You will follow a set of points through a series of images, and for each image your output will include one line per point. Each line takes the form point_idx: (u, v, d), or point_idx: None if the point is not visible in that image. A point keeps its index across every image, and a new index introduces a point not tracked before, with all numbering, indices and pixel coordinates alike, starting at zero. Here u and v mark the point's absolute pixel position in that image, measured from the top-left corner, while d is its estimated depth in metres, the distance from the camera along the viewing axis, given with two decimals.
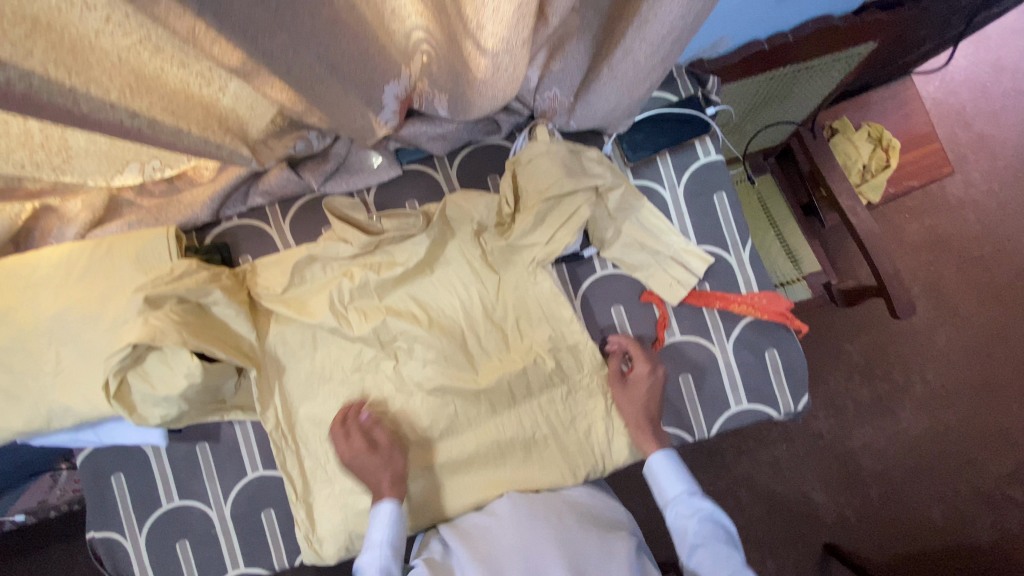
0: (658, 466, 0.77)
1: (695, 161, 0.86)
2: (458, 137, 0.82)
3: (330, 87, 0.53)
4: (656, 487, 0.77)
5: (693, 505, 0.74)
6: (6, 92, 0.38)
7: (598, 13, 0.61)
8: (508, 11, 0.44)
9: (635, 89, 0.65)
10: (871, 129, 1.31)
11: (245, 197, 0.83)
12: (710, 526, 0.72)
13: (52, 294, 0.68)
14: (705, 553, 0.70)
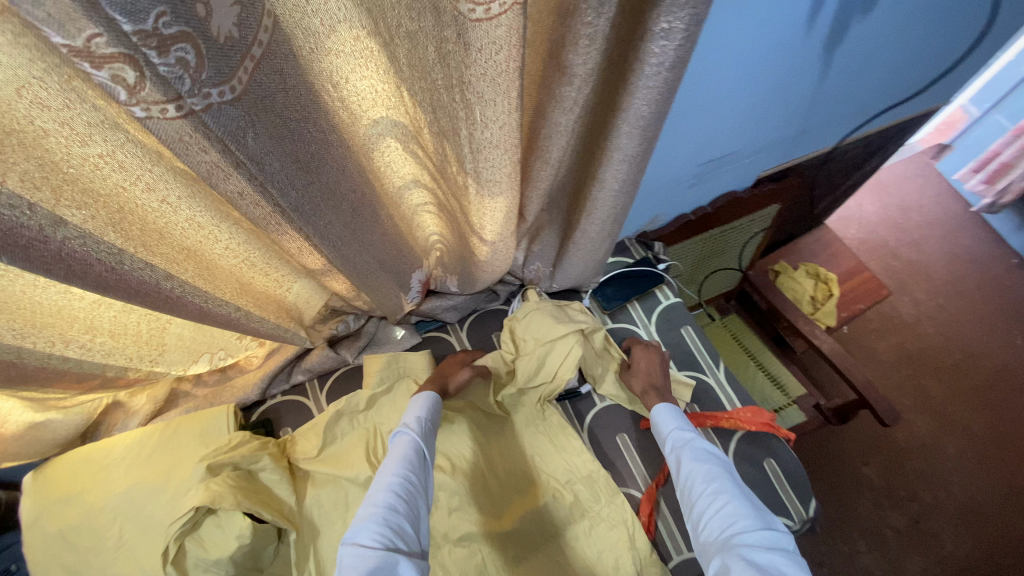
0: (657, 410, 0.87)
1: (659, 303, 1.05)
2: (466, 306, 1.02)
3: (375, 275, 0.72)
4: (656, 428, 0.86)
5: (683, 435, 0.82)
6: (166, 296, 0.54)
7: (560, 211, 0.86)
8: (501, 219, 0.65)
9: (597, 256, 0.85)
10: (807, 267, 1.55)
11: (288, 376, 0.97)
12: (698, 451, 0.79)
13: (123, 474, 0.78)
14: (693, 464, 0.77)
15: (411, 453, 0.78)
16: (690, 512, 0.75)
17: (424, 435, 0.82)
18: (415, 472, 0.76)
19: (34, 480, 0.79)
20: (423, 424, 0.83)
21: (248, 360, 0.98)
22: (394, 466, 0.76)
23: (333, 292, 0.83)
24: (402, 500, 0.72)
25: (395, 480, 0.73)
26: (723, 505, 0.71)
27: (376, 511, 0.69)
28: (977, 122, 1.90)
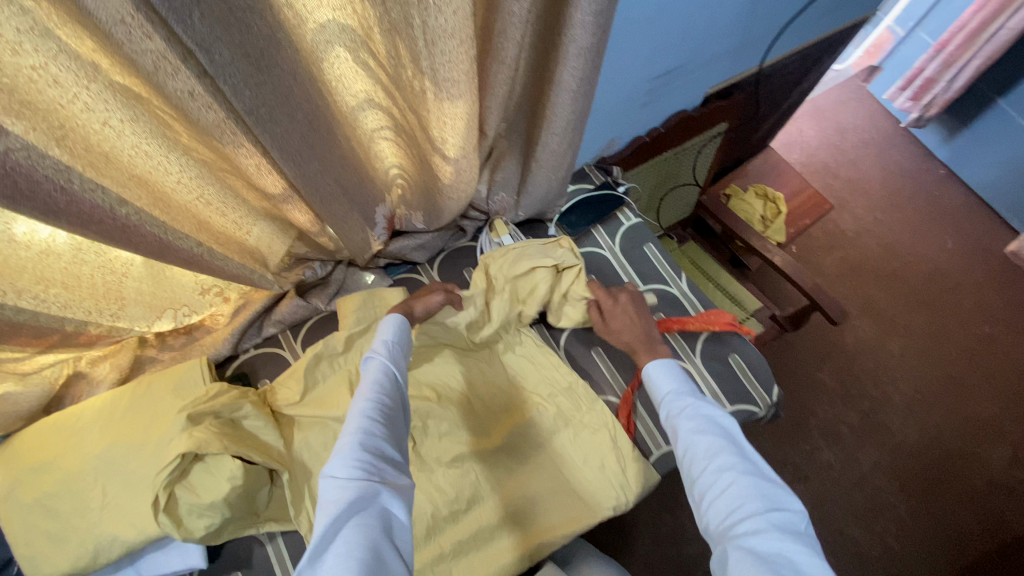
0: (653, 370, 0.83)
1: (622, 225, 1.08)
2: (434, 245, 1.02)
3: (341, 204, 0.71)
4: (653, 390, 0.82)
5: (681, 399, 0.77)
6: (118, 220, 0.52)
7: (519, 134, 0.88)
8: (461, 129, 0.68)
9: (559, 175, 0.87)
10: (757, 188, 1.63)
11: (260, 330, 0.96)
12: (700, 419, 0.73)
13: (97, 435, 0.75)
14: (692, 427, 0.72)
15: (382, 376, 0.75)
16: (689, 482, 0.69)
17: (394, 358, 0.80)
18: (388, 396, 0.73)
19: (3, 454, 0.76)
20: (391, 349, 0.80)
21: (213, 319, 0.95)
22: (367, 392, 0.73)
23: (297, 232, 0.82)
24: (380, 425, 0.68)
25: (368, 406, 0.69)
26: (724, 480, 0.64)
27: (353, 437, 0.65)
28: (900, 44, 2.04)
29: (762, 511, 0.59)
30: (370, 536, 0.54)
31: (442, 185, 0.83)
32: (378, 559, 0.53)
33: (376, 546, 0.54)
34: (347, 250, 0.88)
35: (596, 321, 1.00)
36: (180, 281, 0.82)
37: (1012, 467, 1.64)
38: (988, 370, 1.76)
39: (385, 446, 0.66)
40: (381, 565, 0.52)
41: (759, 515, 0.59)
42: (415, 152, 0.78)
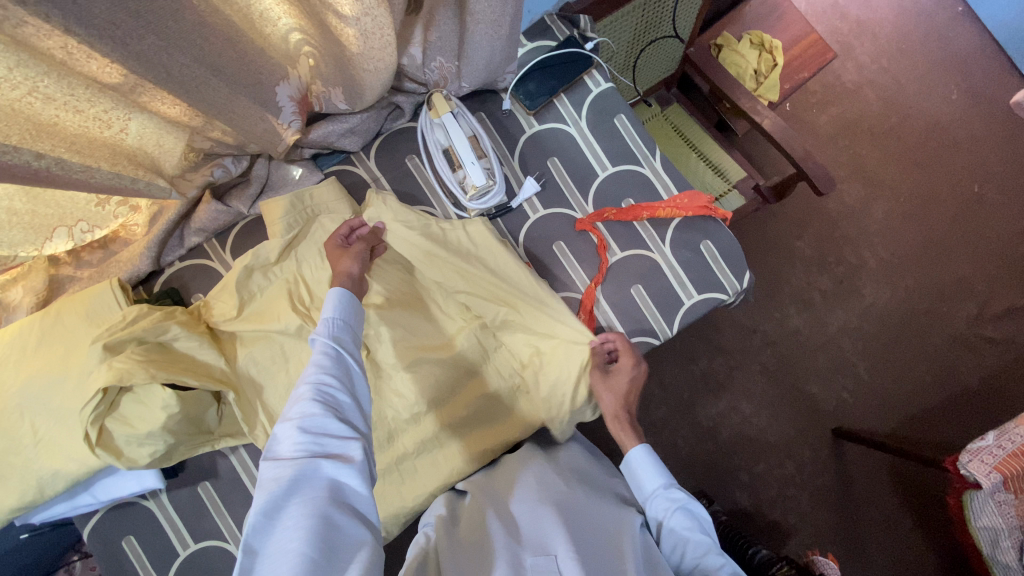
0: (635, 460, 0.76)
1: (589, 93, 0.92)
2: (367, 129, 0.87)
3: (217, 88, 0.59)
4: (635, 481, 0.76)
5: (667, 494, 0.72)
6: None
7: None
8: None
9: (501, 29, 0.73)
10: (753, 36, 1.40)
11: (182, 240, 0.87)
12: (689, 514, 0.69)
13: (13, 370, 0.70)
14: (678, 521, 0.68)
15: (326, 347, 0.64)
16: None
17: (340, 328, 0.68)
18: (333, 366, 0.62)
19: None
20: (337, 318, 0.69)
21: (129, 230, 0.85)
22: (307, 369, 0.62)
23: (183, 128, 0.65)
24: (323, 400, 0.58)
25: (308, 382, 0.59)
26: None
27: (287, 424, 0.56)
28: None
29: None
30: (312, 532, 0.48)
31: (353, 56, 0.67)
32: (321, 554, 0.47)
33: (322, 537, 0.48)
34: (254, 143, 0.74)
35: (557, 211, 0.90)
36: (65, 195, 0.70)
37: (978, 322, 1.67)
38: (971, 230, 1.71)
39: (330, 420, 0.56)
40: (324, 559, 0.47)
41: None
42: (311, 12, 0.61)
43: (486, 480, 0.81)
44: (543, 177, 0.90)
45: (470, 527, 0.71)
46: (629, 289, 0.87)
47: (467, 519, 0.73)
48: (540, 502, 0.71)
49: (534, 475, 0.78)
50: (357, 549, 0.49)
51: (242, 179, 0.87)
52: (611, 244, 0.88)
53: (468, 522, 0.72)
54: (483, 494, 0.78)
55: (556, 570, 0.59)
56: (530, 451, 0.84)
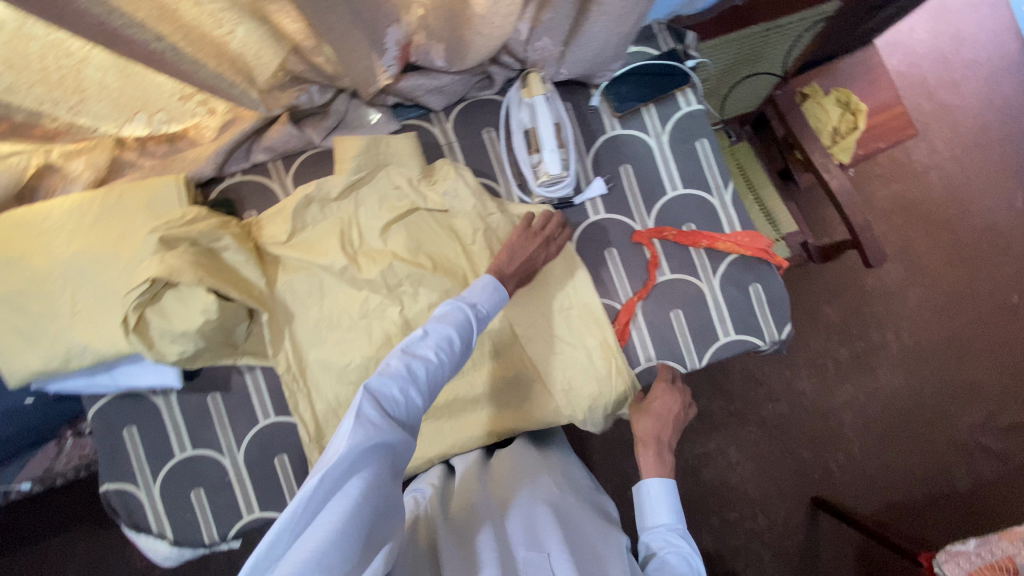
0: (648, 487, 0.75)
1: (678, 111, 0.91)
2: (454, 91, 0.87)
3: (337, 17, 0.59)
4: (641, 510, 0.75)
5: (665, 535, 0.70)
6: None
7: None
8: None
9: (621, 27, 0.74)
10: (840, 94, 1.39)
11: (247, 154, 0.88)
12: (680, 560, 0.67)
13: (66, 240, 0.71)
14: (667, 566, 0.66)
15: (462, 333, 0.66)
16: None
17: (477, 321, 0.69)
18: (454, 355, 0.64)
19: None
20: (480, 312, 0.70)
21: (199, 131, 0.88)
22: (439, 340, 0.63)
23: (287, 44, 0.65)
24: (427, 380, 0.61)
25: (433, 356, 0.62)
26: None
27: (400, 378, 0.58)
28: None
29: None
30: (377, 495, 0.50)
31: None
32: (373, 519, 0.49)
33: (380, 497, 0.50)
34: (347, 77, 0.74)
35: (617, 218, 0.89)
36: (153, 81, 0.71)
37: (982, 430, 1.66)
38: (999, 339, 1.69)
39: (422, 403, 0.60)
40: (374, 516, 0.49)
41: None
42: None
43: (480, 469, 0.82)
44: (612, 181, 0.89)
45: (461, 510, 0.72)
46: (668, 312, 0.87)
47: (456, 501, 0.75)
48: (534, 496, 0.72)
49: (531, 470, 0.79)
50: (391, 530, 0.52)
51: (320, 109, 0.87)
52: (662, 263, 0.88)
53: (457, 505, 0.74)
54: (474, 480, 0.79)
55: (547, 564, 0.60)
56: (524, 447, 0.86)
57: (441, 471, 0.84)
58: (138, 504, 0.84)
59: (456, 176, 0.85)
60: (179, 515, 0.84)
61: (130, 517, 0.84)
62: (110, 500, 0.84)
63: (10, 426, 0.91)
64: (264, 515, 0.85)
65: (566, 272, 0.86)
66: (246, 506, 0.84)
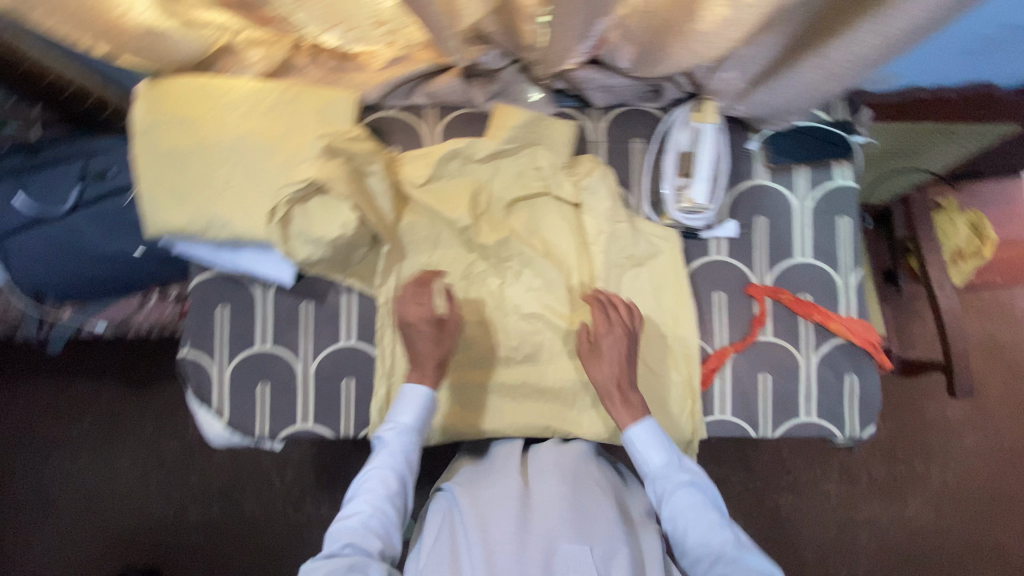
0: (636, 438, 0.77)
1: (830, 181, 0.89)
2: (621, 94, 0.87)
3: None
4: (636, 457, 0.78)
5: (673, 476, 0.76)
6: None
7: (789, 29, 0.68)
8: None
9: (829, 83, 0.70)
10: (973, 215, 1.33)
11: (408, 93, 0.90)
12: (694, 497, 0.74)
13: (238, 118, 0.74)
14: (687, 506, 0.73)
15: (387, 453, 0.80)
16: (683, 555, 0.73)
17: (401, 438, 0.81)
18: (384, 478, 0.79)
19: (147, 91, 0.74)
20: (405, 428, 0.82)
21: (371, 58, 0.91)
22: (369, 495, 0.78)
23: None
24: (371, 519, 0.75)
25: (368, 500, 0.77)
26: (721, 559, 0.69)
27: (344, 534, 0.74)
28: None
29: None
30: None
31: (677, 34, 0.67)
32: None
33: None
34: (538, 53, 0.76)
35: (736, 265, 0.87)
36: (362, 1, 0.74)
37: None
38: None
39: (373, 532, 0.74)
40: None
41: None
42: None
43: (502, 460, 0.85)
44: (744, 228, 0.88)
45: (481, 506, 0.76)
46: (756, 373, 0.86)
47: (477, 494, 0.79)
48: (567, 480, 0.79)
49: (555, 454, 0.84)
50: None
51: (490, 72, 0.90)
52: (767, 323, 0.87)
53: (480, 498, 0.78)
54: (497, 472, 0.82)
55: (586, 561, 0.70)
56: (559, 448, 0.85)
57: (465, 459, 0.90)
58: (207, 379, 0.87)
59: (603, 173, 0.83)
60: (241, 401, 0.87)
61: (197, 388, 0.87)
62: (185, 367, 0.87)
63: (115, 269, 0.96)
64: (315, 428, 0.88)
65: (672, 300, 0.85)
66: (303, 414, 0.88)
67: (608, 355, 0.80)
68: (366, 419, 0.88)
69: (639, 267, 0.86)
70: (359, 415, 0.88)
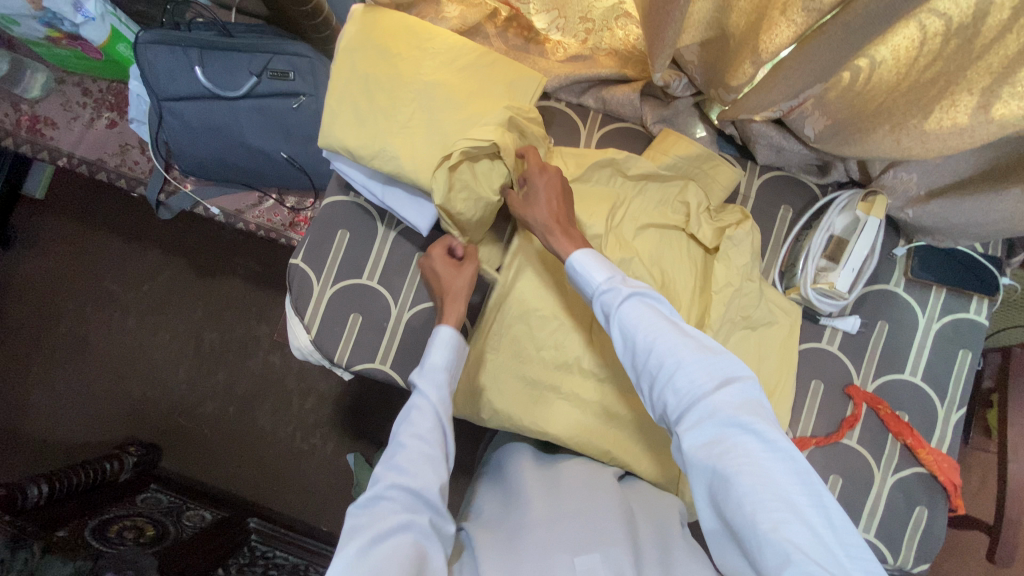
0: (577, 260, 0.69)
1: (964, 312, 0.87)
2: (787, 158, 0.87)
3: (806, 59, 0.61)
4: (580, 284, 0.69)
5: (612, 291, 0.65)
6: None
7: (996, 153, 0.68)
8: None
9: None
10: None
11: (580, 93, 0.92)
12: (650, 315, 0.62)
13: (436, 67, 0.78)
14: (646, 329, 0.61)
15: (427, 403, 0.68)
16: (634, 369, 0.62)
17: (438, 384, 0.70)
18: (425, 426, 0.66)
19: (362, 13, 0.78)
20: (442, 374, 0.71)
21: (555, 48, 0.93)
22: (409, 439, 0.65)
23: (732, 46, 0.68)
24: (413, 470, 0.63)
25: (408, 446, 0.64)
26: (674, 372, 0.57)
27: (383, 486, 0.62)
28: None
29: (724, 398, 0.55)
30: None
31: (886, 125, 0.67)
32: None
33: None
34: (732, 97, 0.77)
35: (843, 362, 0.86)
36: None
37: None
38: None
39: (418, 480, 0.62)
40: None
41: (750, 441, 0.52)
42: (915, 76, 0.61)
43: (512, 479, 0.81)
44: (863, 329, 0.87)
45: (489, 529, 0.73)
46: (829, 473, 0.84)
47: (490, 517, 0.75)
48: (591, 497, 0.74)
49: (579, 471, 0.80)
50: None
51: (665, 97, 0.91)
52: (855, 428, 0.85)
53: (493, 520, 0.74)
54: (508, 493, 0.79)
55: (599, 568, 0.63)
56: (574, 465, 0.81)
57: (485, 487, 0.85)
58: (308, 293, 0.90)
59: (750, 227, 0.82)
60: (331, 324, 0.89)
61: (296, 298, 0.90)
62: (292, 275, 0.90)
63: (254, 162, 1.00)
64: (390, 374, 0.90)
65: (772, 373, 0.84)
66: (383, 356, 0.90)
67: (538, 195, 0.75)
68: None
69: (757, 331, 0.83)
70: None
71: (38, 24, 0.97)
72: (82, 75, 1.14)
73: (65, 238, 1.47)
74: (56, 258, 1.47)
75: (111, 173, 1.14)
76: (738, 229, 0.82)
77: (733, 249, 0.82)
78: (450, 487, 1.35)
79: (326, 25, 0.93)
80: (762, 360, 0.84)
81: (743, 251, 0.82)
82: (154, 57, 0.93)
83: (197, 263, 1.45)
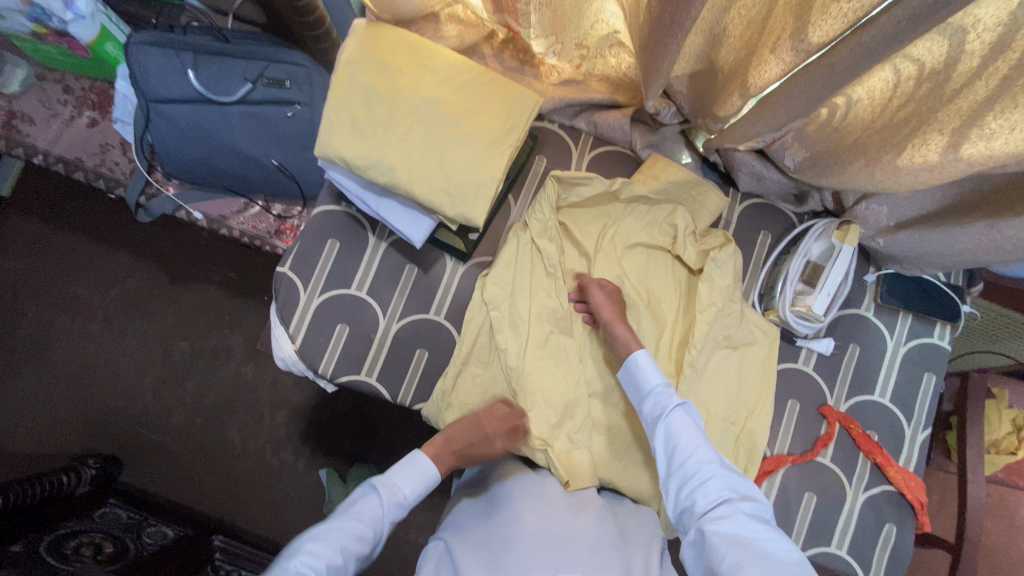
0: (638, 359, 0.76)
1: (929, 337, 0.91)
2: (767, 187, 0.91)
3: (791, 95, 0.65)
4: (632, 383, 0.76)
5: (663, 395, 0.73)
6: None
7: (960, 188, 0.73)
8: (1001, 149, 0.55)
9: (987, 251, 0.74)
10: None
11: (572, 116, 0.95)
12: (689, 420, 0.70)
13: (435, 84, 0.79)
14: (690, 434, 0.69)
15: (371, 519, 0.70)
16: (667, 467, 0.69)
17: (393, 502, 0.73)
18: (361, 537, 0.67)
19: (366, 30, 0.79)
20: (398, 498, 0.73)
21: (549, 71, 0.95)
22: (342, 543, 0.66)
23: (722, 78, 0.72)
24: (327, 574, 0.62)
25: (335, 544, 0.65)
26: (708, 476, 0.65)
27: None
28: None
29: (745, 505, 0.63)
30: None
31: (861, 158, 0.72)
32: None
33: None
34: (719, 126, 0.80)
35: (818, 382, 0.90)
36: (583, 23, 0.79)
37: None
38: None
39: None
40: None
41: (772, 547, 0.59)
42: (888, 115, 0.66)
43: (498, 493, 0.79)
44: (836, 351, 0.91)
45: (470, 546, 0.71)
46: (803, 490, 0.87)
47: (471, 531, 0.74)
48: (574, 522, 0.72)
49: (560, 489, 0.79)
50: None
51: (652, 124, 0.95)
52: (828, 447, 0.88)
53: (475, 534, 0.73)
54: (493, 507, 0.77)
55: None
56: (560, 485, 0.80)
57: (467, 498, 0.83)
58: (293, 301, 0.88)
59: (733, 249, 0.85)
60: (317, 335, 0.88)
61: (282, 306, 0.88)
62: (279, 283, 0.88)
63: (244, 169, 0.99)
64: (375, 386, 0.89)
65: (752, 391, 0.86)
66: (369, 368, 0.88)
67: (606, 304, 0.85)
68: (424, 395, 0.89)
69: (738, 350, 0.86)
70: (418, 389, 0.89)
71: (23, 19, 0.95)
72: (64, 73, 1.11)
73: (31, 238, 1.41)
74: (19, 259, 1.40)
75: (88, 173, 1.11)
76: (723, 251, 0.85)
77: (717, 271, 0.85)
78: (426, 504, 1.33)
79: (325, 37, 0.93)
80: (742, 379, 0.86)
81: (726, 273, 0.85)
82: (146, 58, 0.92)
83: (171, 268, 1.41)
